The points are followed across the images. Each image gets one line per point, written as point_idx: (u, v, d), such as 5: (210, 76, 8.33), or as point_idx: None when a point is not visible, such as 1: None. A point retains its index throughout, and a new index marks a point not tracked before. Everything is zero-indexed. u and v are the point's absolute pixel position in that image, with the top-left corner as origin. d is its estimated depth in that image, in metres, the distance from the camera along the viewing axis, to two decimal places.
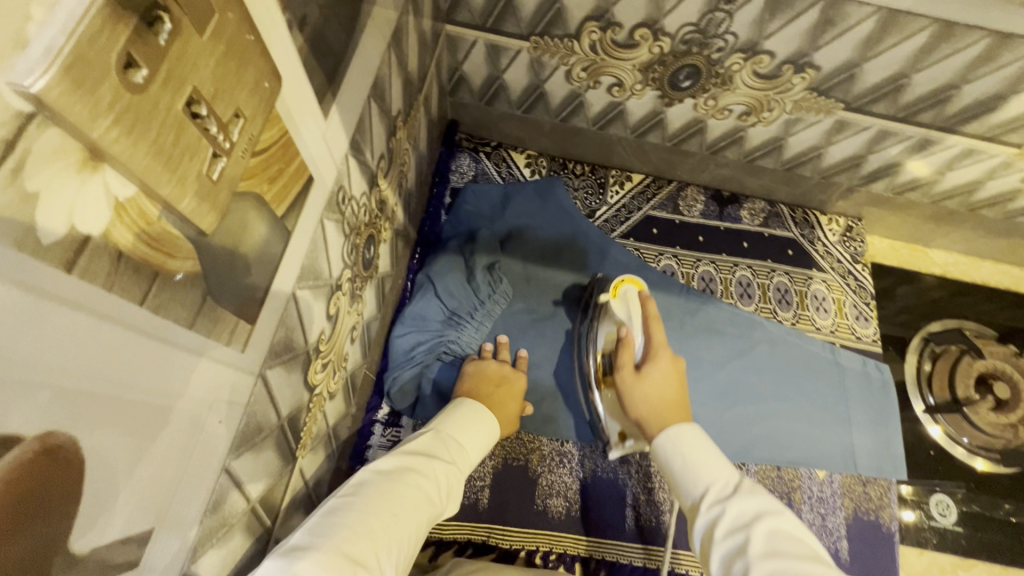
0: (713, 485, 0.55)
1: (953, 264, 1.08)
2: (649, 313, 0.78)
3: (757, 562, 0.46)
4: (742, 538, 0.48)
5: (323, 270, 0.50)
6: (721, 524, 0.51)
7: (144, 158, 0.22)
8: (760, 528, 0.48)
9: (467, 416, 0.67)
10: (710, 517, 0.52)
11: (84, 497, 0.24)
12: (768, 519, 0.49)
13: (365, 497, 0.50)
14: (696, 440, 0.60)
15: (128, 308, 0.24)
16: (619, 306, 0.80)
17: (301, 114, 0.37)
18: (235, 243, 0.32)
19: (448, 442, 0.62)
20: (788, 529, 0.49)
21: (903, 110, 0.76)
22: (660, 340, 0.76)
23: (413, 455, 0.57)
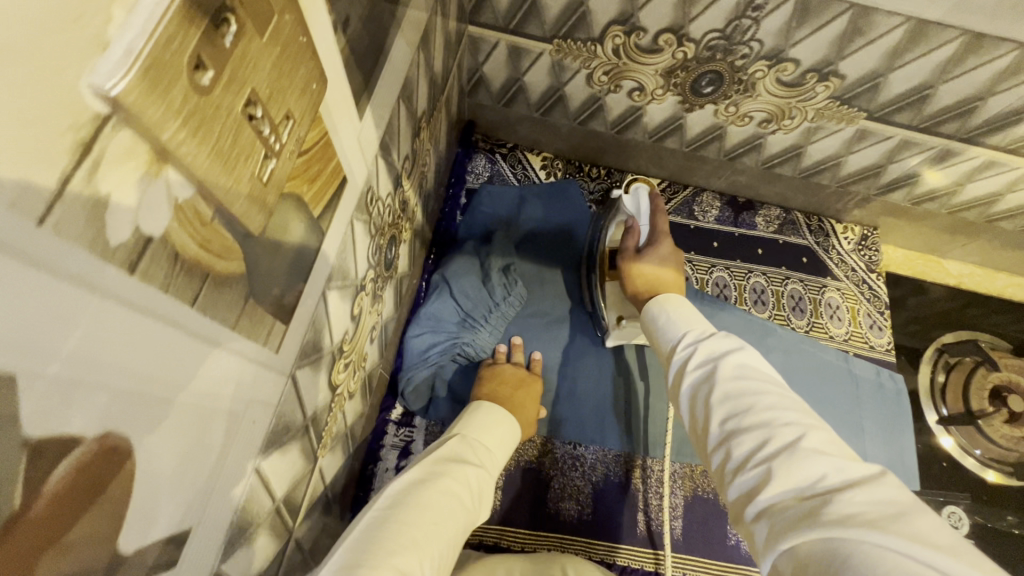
0: (693, 330, 0.53)
1: (968, 275, 1.08)
2: (657, 207, 0.75)
3: (720, 387, 0.44)
4: (709, 369, 0.46)
5: (351, 271, 0.50)
6: (692, 359, 0.48)
7: (204, 159, 0.22)
8: (729, 361, 0.46)
9: (487, 419, 0.67)
10: (683, 356, 0.50)
11: (133, 496, 0.24)
12: (737, 353, 0.46)
13: (404, 509, 0.49)
14: (684, 305, 0.59)
15: (181, 309, 0.24)
16: (630, 202, 0.77)
17: (340, 115, 0.37)
18: (276, 244, 0.32)
19: (474, 446, 0.62)
20: (759, 363, 0.46)
21: (927, 120, 0.76)
22: (665, 229, 0.73)
23: (441, 464, 0.57)
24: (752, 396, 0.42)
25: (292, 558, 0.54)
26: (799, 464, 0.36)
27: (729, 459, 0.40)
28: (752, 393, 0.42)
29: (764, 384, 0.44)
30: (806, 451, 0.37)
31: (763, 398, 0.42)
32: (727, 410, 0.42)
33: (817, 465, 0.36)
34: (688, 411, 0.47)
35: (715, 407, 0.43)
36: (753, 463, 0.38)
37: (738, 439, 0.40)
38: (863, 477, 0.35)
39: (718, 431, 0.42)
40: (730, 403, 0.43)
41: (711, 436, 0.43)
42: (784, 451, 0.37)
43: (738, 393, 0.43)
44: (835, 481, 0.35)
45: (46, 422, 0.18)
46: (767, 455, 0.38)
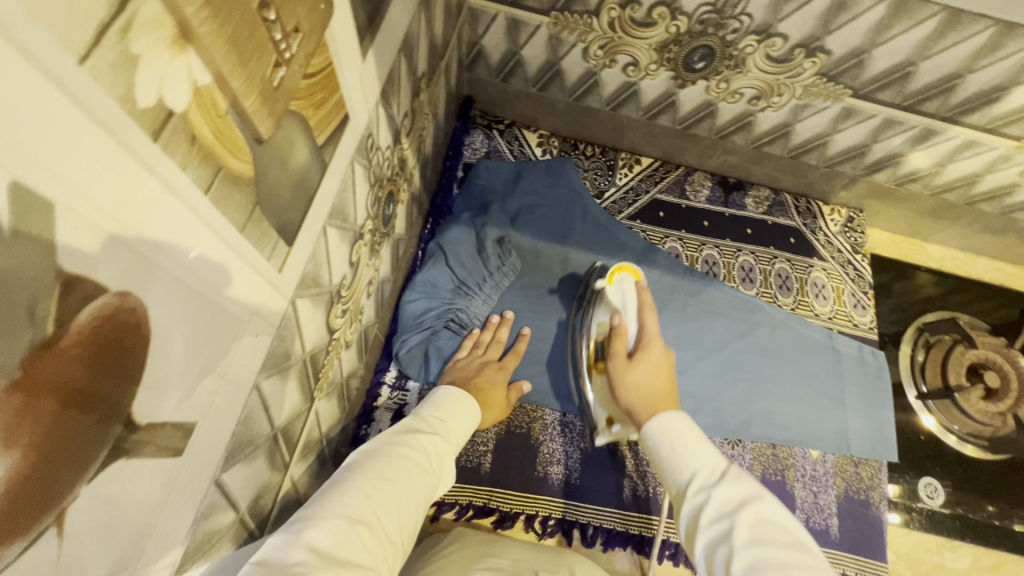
0: (702, 473, 0.53)
1: (950, 259, 1.11)
2: (644, 303, 0.78)
3: (740, 558, 0.45)
4: (728, 532, 0.47)
5: (350, 214, 0.51)
6: (707, 516, 0.49)
7: (222, 48, 0.24)
8: (746, 521, 0.47)
9: (446, 400, 0.68)
10: (696, 506, 0.50)
11: (147, 367, 0.26)
12: (755, 513, 0.47)
13: (358, 470, 0.52)
14: (686, 427, 0.57)
15: (197, 194, 0.26)
16: (614, 294, 0.80)
17: (344, 47, 0.39)
18: (283, 159, 0.34)
19: (430, 420, 0.64)
20: (775, 519, 0.47)
21: (909, 98, 0.78)
22: (653, 329, 0.76)
23: (398, 432, 0.59)
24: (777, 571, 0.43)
25: (287, 496, 0.56)
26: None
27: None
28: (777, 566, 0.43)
29: (787, 550, 0.44)
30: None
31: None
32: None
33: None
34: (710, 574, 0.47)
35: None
36: None
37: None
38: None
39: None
40: None
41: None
42: None
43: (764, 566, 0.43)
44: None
45: (77, 259, 0.20)
46: None
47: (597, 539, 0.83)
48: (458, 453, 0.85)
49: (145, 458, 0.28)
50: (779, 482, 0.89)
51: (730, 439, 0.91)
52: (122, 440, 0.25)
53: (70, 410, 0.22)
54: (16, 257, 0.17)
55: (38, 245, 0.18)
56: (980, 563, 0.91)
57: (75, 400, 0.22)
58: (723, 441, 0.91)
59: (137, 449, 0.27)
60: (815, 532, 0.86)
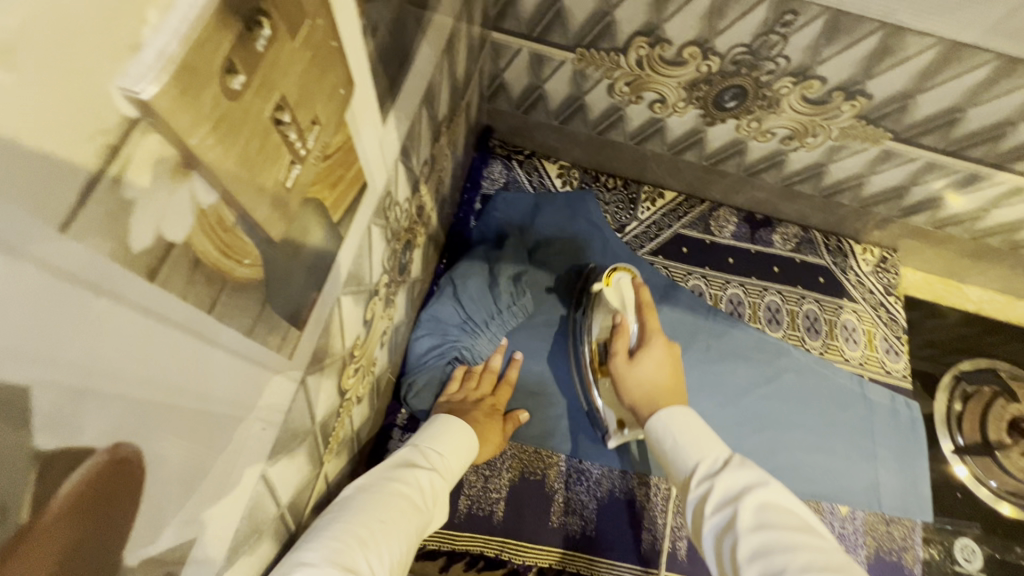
0: (706, 462, 0.54)
1: (989, 301, 1.06)
2: (642, 300, 0.76)
3: (746, 544, 0.46)
4: (732, 517, 0.48)
5: (365, 276, 0.49)
6: (712, 503, 0.51)
7: (230, 165, 0.22)
8: (749, 506, 0.48)
9: (445, 428, 0.65)
10: (701, 495, 0.52)
11: (143, 506, 0.24)
12: (756, 496, 0.49)
13: (350, 510, 0.49)
14: (686, 418, 0.59)
15: (199, 316, 0.23)
16: (612, 294, 0.78)
17: (364, 118, 0.36)
18: (296, 250, 0.31)
19: (427, 452, 0.60)
20: (777, 502, 0.49)
21: (954, 143, 0.74)
22: (654, 325, 0.73)
23: (394, 467, 0.56)
24: (780, 551, 0.44)
25: None
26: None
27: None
28: (780, 548, 0.45)
29: (790, 532, 0.46)
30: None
31: (794, 554, 0.44)
32: (761, 566, 0.44)
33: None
34: (718, 561, 0.49)
35: (748, 565, 0.45)
36: None
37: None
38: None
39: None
40: (762, 562, 0.45)
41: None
42: None
43: (768, 545, 0.45)
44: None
45: (57, 434, 0.17)
46: None
47: None
48: (470, 499, 0.81)
49: None
50: None
51: None
52: None
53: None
54: None
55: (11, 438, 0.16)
56: None
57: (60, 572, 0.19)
58: None
59: None
60: None
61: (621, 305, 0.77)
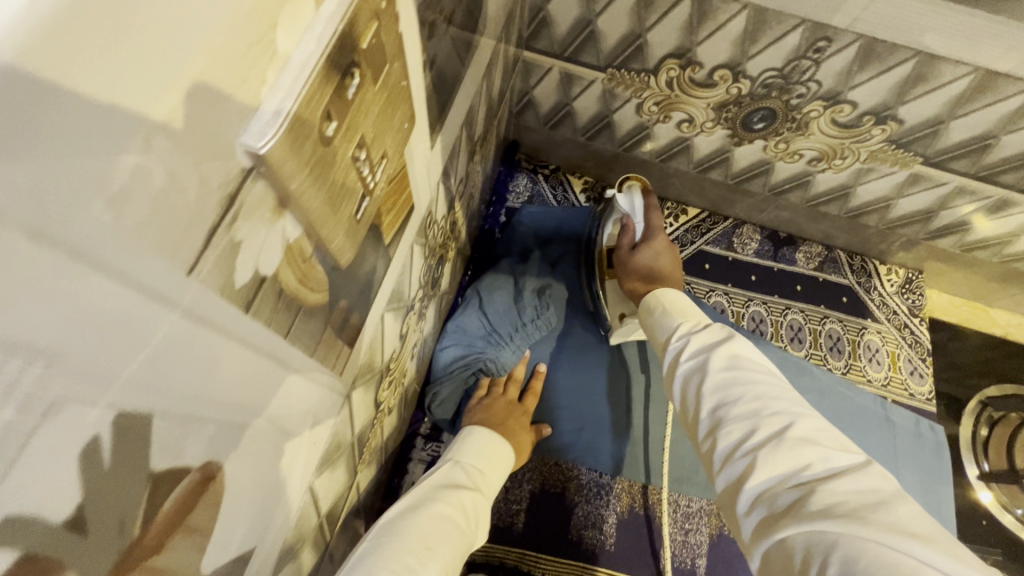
0: (685, 318, 0.49)
1: (1017, 325, 1.04)
2: (652, 203, 0.71)
3: (711, 379, 0.42)
4: (702, 361, 0.44)
5: (406, 292, 0.51)
6: (683, 349, 0.46)
7: (316, 204, 0.23)
8: (722, 351, 0.43)
9: (484, 443, 0.66)
10: (674, 343, 0.47)
11: (218, 519, 0.25)
12: (728, 342, 0.44)
13: (395, 536, 0.47)
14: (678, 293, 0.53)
15: (277, 340, 0.25)
16: (622, 198, 0.73)
17: (417, 146, 0.38)
18: (355, 275, 0.33)
19: (468, 470, 0.62)
20: (752, 347, 0.44)
21: (985, 169, 0.74)
22: (660, 225, 0.69)
23: (436, 491, 0.56)
24: (744, 388, 0.41)
25: None
26: (796, 469, 0.36)
27: (717, 456, 0.40)
28: (745, 385, 0.41)
29: (756, 371, 0.42)
30: (799, 446, 0.36)
31: (757, 390, 0.40)
32: (719, 399, 0.41)
33: (807, 456, 0.36)
34: (679, 399, 0.45)
35: (706, 400, 0.42)
36: (742, 454, 0.38)
37: (732, 437, 0.39)
38: (851, 467, 0.36)
39: (707, 429, 0.41)
40: (723, 394, 0.41)
41: (701, 427, 0.42)
42: (773, 441, 0.37)
43: (732, 381, 0.41)
44: (824, 474, 0.36)
45: (165, 457, 0.19)
46: (758, 446, 0.38)
47: None
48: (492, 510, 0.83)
49: None
50: None
51: None
52: None
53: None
54: (109, 486, 0.16)
55: (134, 461, 0.17)
56: None
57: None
58: None
59: None
60: None
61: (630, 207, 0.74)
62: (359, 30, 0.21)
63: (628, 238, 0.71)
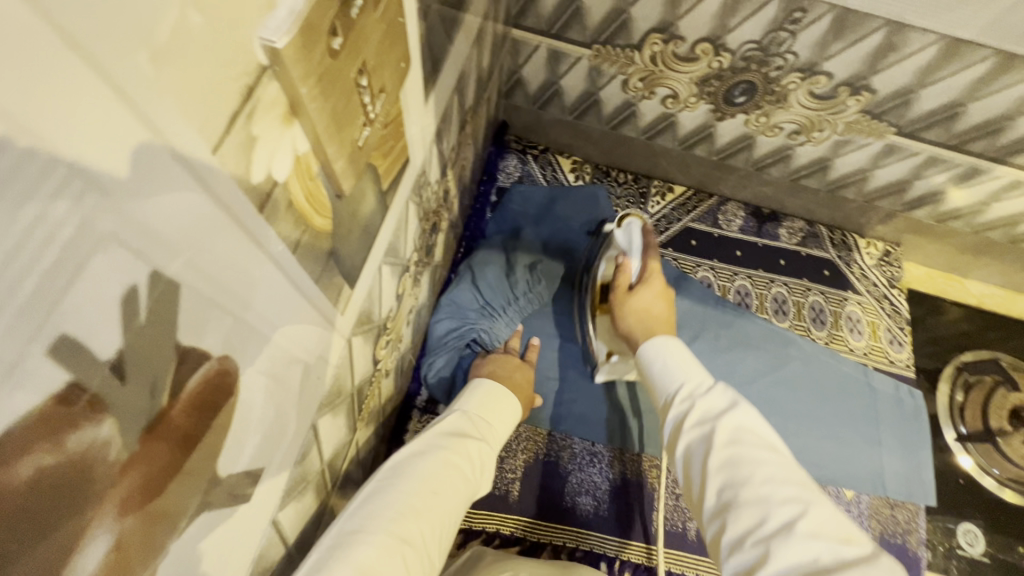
0: (689, 382, 0.53)
1: (991, 295, 1.08)
2: (650, 243, 0.77)
3: (717, 456, 0.45)
4: (707, 437, 0.47)
5: (401, 250, 0.52)
6: (689, 417, 0.49)
7: (323, 119, 0.25)
8: (725, 427, 0.47)
9: (493, 396, 0.68)
10: (679, 410, 0.51)
11: (233, 423, 0.27)
12: (733, 419, 0.47)
13: (406, 477, 0.52)
14: (678, 345, 0.58)
15: (286, 254, 0.27)
16: (622, 235, 0.79)
17: (412, 96, 0.40)
18: (355, 210, 0.34)
19: (477, 421, 0.64)
20: (754, 423, 0.47)
21: (955, 138, 0.78)
22: (656, 267, 0.75)
23: (447, 436, 0.58)
24: (749, 472, 0.43)
25: None
26: (798, 557, 0.38)
27: (723, 539, 0.42)
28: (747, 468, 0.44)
29: (760, 450, 0.45)
30: (803, 538, 0.39)
31: (760, 476, 0.43)
32: (725, 482, 0.44)
33: (811, 549, 0.38)
34: (685, 474, 0.48)
35: (711, 482, 0.45)
36: (751, 541, 0.40)
37: (737, 521, 0.42)
38: (858, 558, 0.38)
39: (714, 510, 0.44)
40: (729, 475, 0.44)
41: (708, 508, 0.45)
42: (781, 532, 0.40)
43: (737, 461, 0.44)
44: (830, 564, 0.38)
45: (190, 333, 0.20)
46: (766, 534, 0.40)
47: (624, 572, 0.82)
48: None
49: (225, 506, 0.28)
50: None
51: None
52: (208, 494, 0.26)
53: (174, 478, 0.22)
54: (144, 343, 0.18)
55: (164, 326, 0.19)
56: None
57: (176, 464, 0.22)
58: None
59: (217, 501, 0.27)
60: None
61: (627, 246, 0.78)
62: None
63: (625, 277, 0.75)
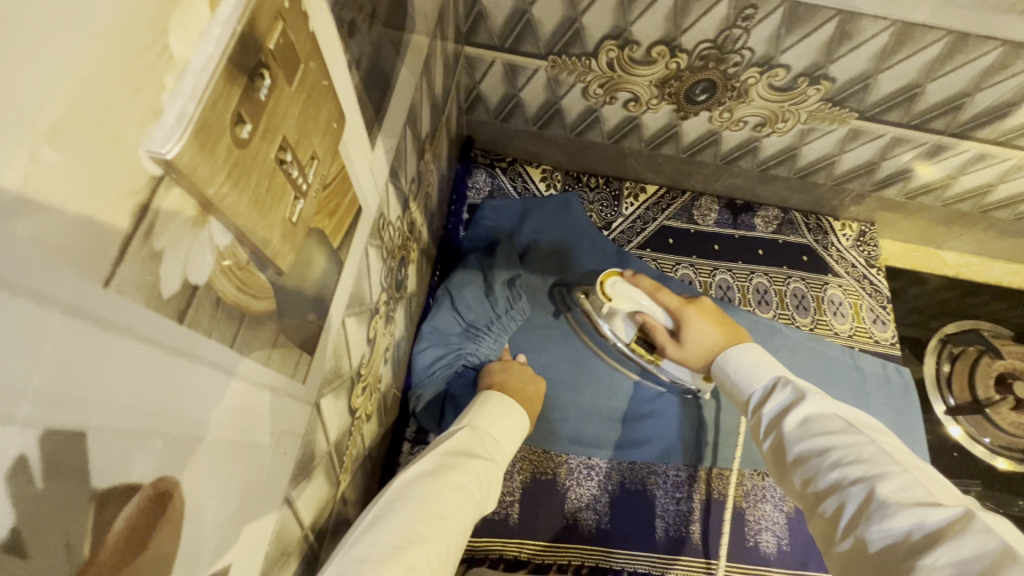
0: (757, 391, 0.59)
1: (966, 265, 1.10)
2: (646, 285, 0.79)
3: (792, 455, 0.50)
4: (778, 434, 0.52)
5: (366, 296, 0.50)
6: (763, 425, 0.55)
7: (243, 208, 0.23)
8: (792, 421, 0.51)
9: (499, 409, 0.66)
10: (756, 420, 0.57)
11: (181, 539, 0.25)
12: (797, 411, 0.51)
13: (409, 501, 0.51)
14: (734, 358, 0.64)
15: (221, 350, 0.25)
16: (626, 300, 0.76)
17: (354, 146, 0.38)
18: (303, 277, 0.33)
19: (485, 438, 0.62)
20: (823, 409, 0.51)
21: (916, 117, 0.78)
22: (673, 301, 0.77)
23: (454, 455, 0.57)
24: (819, 457, 0.47)
25: None
26: (880, 523, 0.40)
27: (820, 526, 0.45)
28: (818, 452, 0.47)
29: (830, 436, 0.48)
30: (881, 508, 0.40)
31: (828, 456, 0.46)
32: (805, 476, 0.47)
33: (894, 522, 0.39)
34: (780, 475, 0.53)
35: (793, 471, 0.49)
36: (842, 529, 0.42)
37: (822, 505, 0.45)
38: (947, 523, 0.37)
39: (805, 496, 0.48)
40: (805, 469, 0.48)
41: (800, 496, 0.48)
42: (860, 513, 0.41)
43: (807, 456, 0.48)
44: (919, 537, 0.37)
45: (107, 473, 0.19)
46: (849, 520, 0.42)
47: None
48: None
49: None
50: None
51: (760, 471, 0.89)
52: None
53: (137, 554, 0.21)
54: (47, 507, 0.16)
55: (72, 477, 0.17)
56: None
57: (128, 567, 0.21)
58: (752, 472, 0.89)
59: None
60: None
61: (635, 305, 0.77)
62: (262, 30, 0.22)
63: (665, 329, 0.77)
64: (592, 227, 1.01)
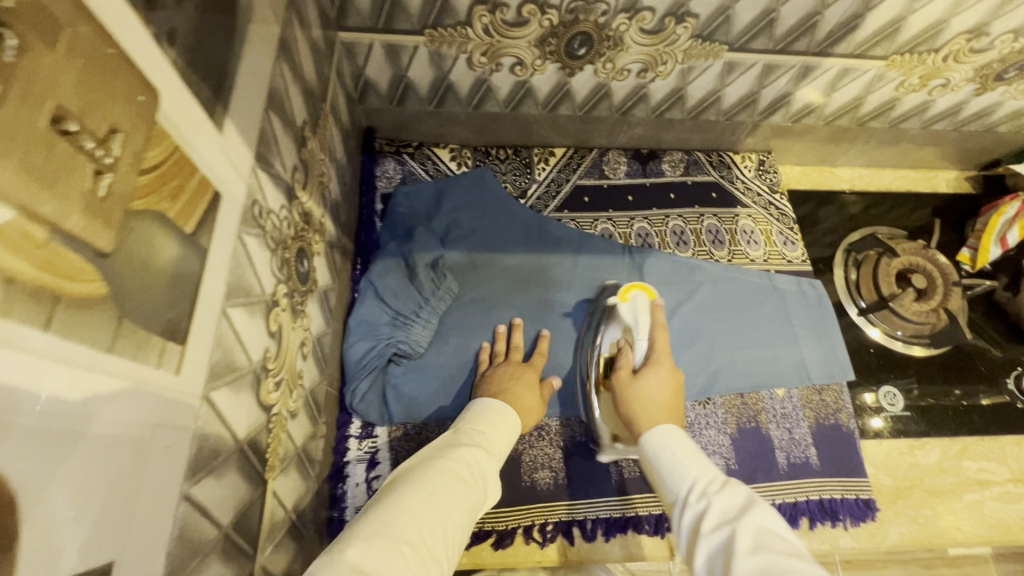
0: (700, 481, 0.58)
1: (859, 177, 1.18)
2: (657, 321, 0.82)
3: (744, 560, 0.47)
4: (728, 536, 0.50)
5: (254, 286, 0.49)
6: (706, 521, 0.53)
7: (11, 177, 0.23)
8: (745, 527, 0.50)
9: (491, 412, 0.69)
10: (696, 511, 0.55)
11: (24, 533, 0.24)
12: (750, 519, 0.51)
13: (400, 485, 0.52)
14: (682, 441, 0.65)
15: (30, 333, 0.24)
16: (627, 310, 0.84)
17: (189, 125, 0.37)
18: (143, 261, 0.32)
19: (471, 434, 0.64)
20: (772, 524, 0.50)
21: (780, 42, 0.82)
22: (663, 346, 0.79)
23: (443, 450, 0.59)
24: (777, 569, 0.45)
25: None
26: None
27: None
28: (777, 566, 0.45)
29: (784, 552, 0.47)
30: None
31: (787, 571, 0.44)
32: None
33: None
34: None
35: None
36: None
37: None
38: None
39: None
40: None
41: None
42: None
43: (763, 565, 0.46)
44: None
45: None
46: None
47: (598, 531, 0.83)
48: None
49: None
50: (752, 428, 0.91)
51: (700, 400, 0.92)
52: None
53: None
54: None
55: None
56: (948, 452, 0.96)
57: None
58: (693, 404, 0.91)
59: None
60: (797, 466, 0.89)
61: (634, 322, 0.83)
62: None
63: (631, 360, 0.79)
64: (506, 198, 1.01)
